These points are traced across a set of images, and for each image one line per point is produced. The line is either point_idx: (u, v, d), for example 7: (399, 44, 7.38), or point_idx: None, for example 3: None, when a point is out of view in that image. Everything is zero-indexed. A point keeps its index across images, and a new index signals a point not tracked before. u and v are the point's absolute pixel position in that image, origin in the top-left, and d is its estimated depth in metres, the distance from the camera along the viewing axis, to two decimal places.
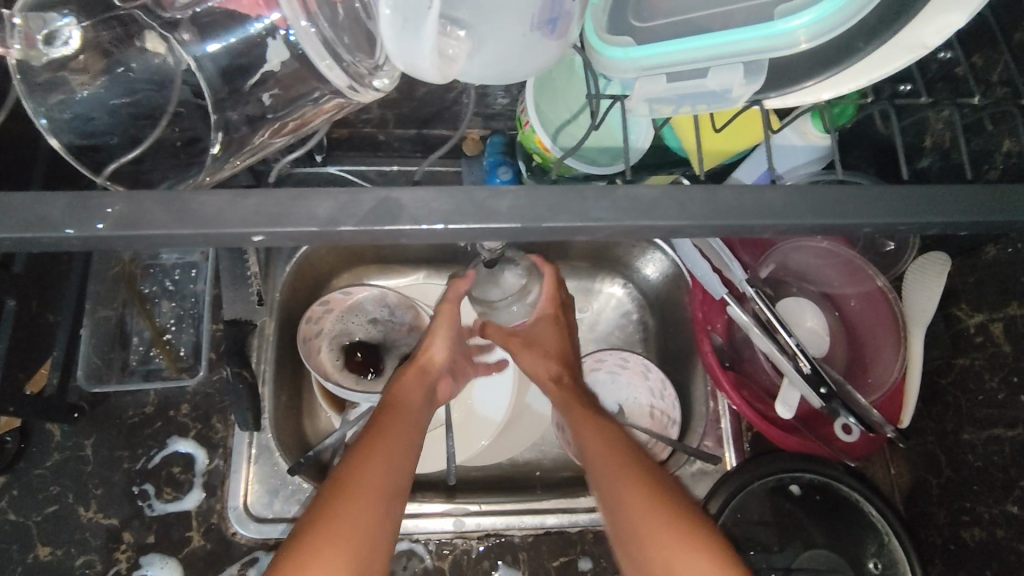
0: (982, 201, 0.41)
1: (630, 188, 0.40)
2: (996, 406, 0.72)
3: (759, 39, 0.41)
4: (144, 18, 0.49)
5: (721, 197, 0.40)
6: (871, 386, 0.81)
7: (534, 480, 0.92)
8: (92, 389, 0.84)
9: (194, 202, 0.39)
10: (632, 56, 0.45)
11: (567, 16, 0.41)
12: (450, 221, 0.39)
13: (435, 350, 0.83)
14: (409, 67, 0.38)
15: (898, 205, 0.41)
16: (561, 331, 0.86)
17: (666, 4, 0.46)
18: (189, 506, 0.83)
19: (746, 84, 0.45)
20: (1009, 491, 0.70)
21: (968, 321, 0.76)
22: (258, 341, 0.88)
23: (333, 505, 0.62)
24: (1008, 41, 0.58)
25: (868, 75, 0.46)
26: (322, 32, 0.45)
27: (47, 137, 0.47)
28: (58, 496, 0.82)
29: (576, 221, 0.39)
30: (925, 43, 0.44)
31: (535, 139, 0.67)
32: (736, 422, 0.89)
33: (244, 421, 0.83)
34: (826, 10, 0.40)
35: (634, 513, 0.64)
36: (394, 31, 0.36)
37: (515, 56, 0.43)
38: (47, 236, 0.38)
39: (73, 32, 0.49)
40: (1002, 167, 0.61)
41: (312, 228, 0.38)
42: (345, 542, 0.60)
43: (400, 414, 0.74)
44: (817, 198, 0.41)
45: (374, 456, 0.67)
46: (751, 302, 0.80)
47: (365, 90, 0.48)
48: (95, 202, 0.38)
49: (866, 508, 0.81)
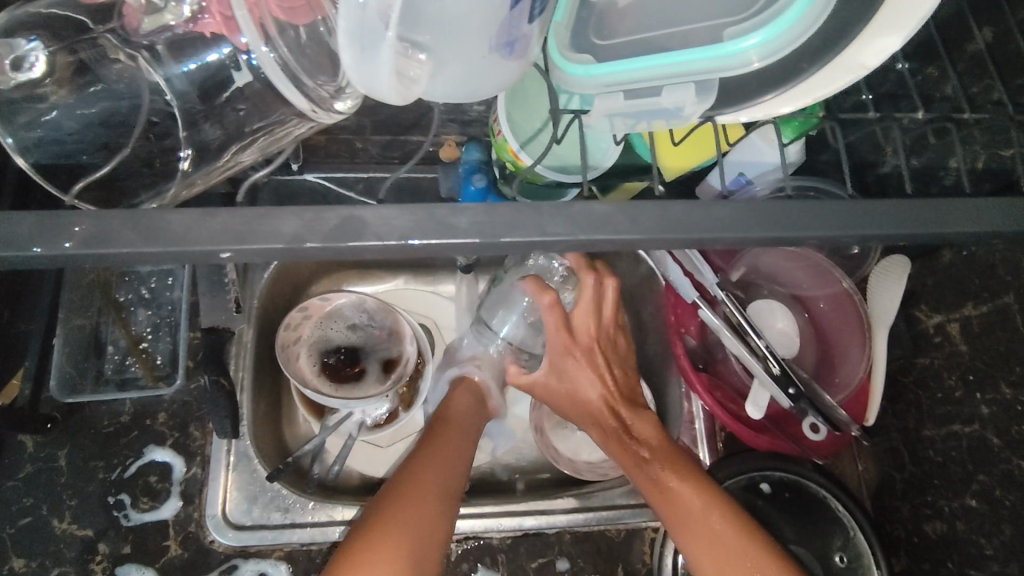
0: (922, 212, 0.44)
1: (585, 204, 0.41)
2: (954, 403, 0.75)
3: (710, 60, 0.44)
4: (113, 41, 0.49)
5: (672, 212, 0.42)
6: (838, 386, 0.84)
7: (513, 482, 0.94)
8: (65, 399, 0.84)
9: (160, 221, 0.39)
10: (593, 74, 0.47)
11: (524, 39, 0.42)
12: (412, 236, 0.40)
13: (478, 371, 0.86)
14: (366, 88, 0.39)
15: (842, 217, 0.43)
16: (582, 362, 0.73)
17: (622, 23, 0.48)
18: (167, 515, 0.83)
19: (698, 102, 0.46)
20: (968, 484, 0.73)
21: (927, 321, 0.80)
22: (236, 349, 0.88)
23: (397, 501, 0.66)
24: (957, 56, 0.61)
25: (815, 92, 0.47)
26: (282, 57, 0.44)
27: (14, 158, 0.47)
28: (31, 508, 0.81)
29: (533, 237, 0.40)
30: (863, 64, 0.45)
31: (507, 150, 0.68)
32: (709, 423, 0.92)
33: (223, 429, 0.82)
34: (774, 32, 0.42)
35: (685, 514, 0.67)
36: (355, 58, 0.37)
37: (478, 75, 0.44)
38: (16, 254, 0.39)
39: (40, 53, 0.47)
40: (954, 174, 0.64)
41: (279, 244, 0.39)
42: (406, 535, 0.63)
43: (447, 428, 0.77)
44: (764, 212, 0.42)
45: (432, 464, 0.71)
46: (722, 306, 0.82)
47: (327, 113, 0.48)
48: (69, 221, 0.39)
49: (834, 505, 0.84)
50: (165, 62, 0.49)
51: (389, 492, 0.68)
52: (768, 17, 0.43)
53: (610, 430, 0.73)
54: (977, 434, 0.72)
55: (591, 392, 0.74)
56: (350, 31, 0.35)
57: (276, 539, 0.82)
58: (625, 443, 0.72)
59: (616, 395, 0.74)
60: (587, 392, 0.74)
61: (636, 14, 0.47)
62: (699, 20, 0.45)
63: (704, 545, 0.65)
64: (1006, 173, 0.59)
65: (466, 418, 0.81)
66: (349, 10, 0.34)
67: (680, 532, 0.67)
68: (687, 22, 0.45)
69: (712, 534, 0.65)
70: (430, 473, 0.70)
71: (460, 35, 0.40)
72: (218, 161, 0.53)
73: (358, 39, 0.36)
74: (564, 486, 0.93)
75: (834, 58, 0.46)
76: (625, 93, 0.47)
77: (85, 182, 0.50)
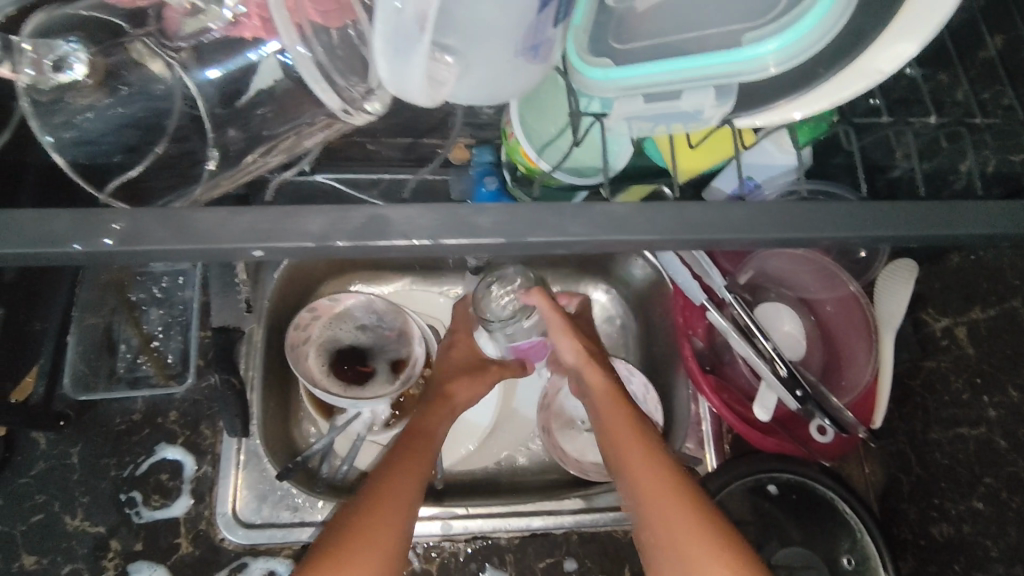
0: (936, 216, 0.44)
1: (606, 205, 0.42)
2: (961, 406, 0.75)
3: (727, 64, 0.44)
4: (152, 45, 0.50)
5: (689, 213, 0.42)
6: (845, 389, 0.84)
7: (522, 483, 0.94)
8: (79, 397, 0.85)
9: (190, 219, 0.40)
10: (612, 77, 0.47)
11: (548, 42, 0.43)
12: (436, 237, 0.41)
13: (460, 390, 0.85)
14: (397, 89, 0.40)
15: (856, 220, 0.43)
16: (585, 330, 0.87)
17: (644, 27, 0.48)
18: (177, 512, 0.83)
19: (718, 105, 0.48)
20: (974, 487, 0.73)
21: (934, 324, 0.80)
22: (246, 348, 0.89)
23: (372, 505, 0.67)
24: (968, 62, 0.61)
25: (829, 96, 0.48)
26: (318, 58, 0.44)
27: (51, 155, 0.47)
28: (44, 505, 0.82)
29: (554, 237, 0.41)
30: (879, 69, 0.46)
31: (520, 151, 0.69)
32: (717, 425, 0.93)
33: (233, 427, 0.83)
34: (791, 39, 0.43)
35: (650, 498, 0.67)
36: (388, 61, 0.37)
37: (503, 79, 0.45)
38: (53, 251, 0.39)
39: (80, 56, 0.49)
40: (965, 177, 0.64)
41: (307, 243, 0.40)
42: (382, 540, 0.64)
43: (419, 435, 0.77)
44: (780, 214, 0.43)
45: (410, 465, 0.72)
46: (730, 308, 0.83)
47: (358, 113, 0.48)
48: (101, 219, 0.40)
49: (841, 508, 0.84)
50: (192, 67, 0.51)
51: (367, 497, 0.67)
52: (788, 22, 0.43)
53: (601, 397, 0.77)
54: (984, 437, 0.72)
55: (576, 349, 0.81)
56: (385, 35, 0.36)
57: (285, 538, 0.83)
58: (614, 428, 0.74)
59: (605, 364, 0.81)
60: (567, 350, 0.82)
61: (656, 18, 0.48)
62: (719, 25, 0.46)
63: (668, 516, 0.65)
64: (1016, 177, 0.59)
65: (438, 431, 0.80)
66: (385, 15, 0.35)
67: (645, 503, 0.67)
68: (708, 26, 0.46)
69: (672, 518, 0.65)
70: (404, 476, 0.70)
71: (487, 39, 0.41)
72: (242, 162, 0.54)
73: (392, 43, 0.36)
74: (572, 486, 0.93)
75: (852, 62, 0.46)
76: (645, 96, 0.49)
77: (119, 181, 0.50)
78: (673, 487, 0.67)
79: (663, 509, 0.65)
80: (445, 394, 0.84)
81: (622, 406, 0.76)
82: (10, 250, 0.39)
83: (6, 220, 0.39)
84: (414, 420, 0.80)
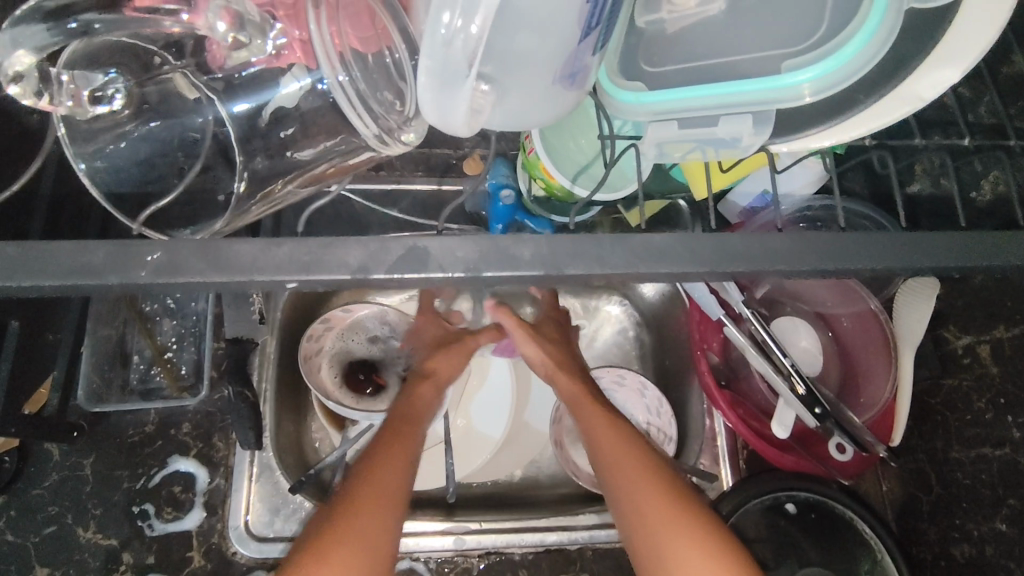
0: (976, 245, 0.43)
1: (645, 236, 0.41)
2: (983, 426, 0.74)
3: (766, 90, 0.44)
4: (189, 78, 0.48)
5: (730, 243, 0.42)
6: (864, 406, 0.83)
7: (535, 496, 0.93)
8: (92, 409, 0.83)
9: (228, 250, 0.39)
10: (643, 101, 0.47)
11: (585, 70, 0.43)
12: (472, 269, 0.40)
13: (440, 365, 0.84)
14: (440, 121, 0.39)
15: (897, 249, 0.43)
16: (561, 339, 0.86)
17: (675, 52, 0.49)
18: (190, 525, 0.83)
19: (755, 132, 0.49)
20: (997, 509, 0.72)
21: (956, 342, 0.79)
22: (259, 359, 0.88)
23: (368, 477, 0.64)
24: (994, 78, 0.61)
25: (867, 125, 0.48)
26: (355, 86, 0.45)
27: (86, 186, 0.48)
28: (56, 517, 0.82)
29: (593, 269, 0.41)
30: (920, 96, 0.46)
31: (540, 167, 0.68)
32: (732, 441, 0.91)
33: (247, 439, 0.82)
34: (828, 68, 0.43)
35: (652, 523, 0.63)
36: (432, 93, 0.37)
37: (539, 107, 0.44)
38: (90, 284, 0.39)
39: (119, 86, 0.46)
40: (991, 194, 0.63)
41: (345, 275, 0.40)
42: (380, 515, 0.62)
43: (411, 416, 0.75)
44: (820, 245, 0.42)
45: (389, 462, 0.66)
46: (748, 323, 0.81)
47: (394, 143, 0.47)
48: (138, 251, 0.39)
49: (859, 525, 0.82)
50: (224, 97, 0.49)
51: (360, 469, 0.66)
52: (828, 50, 0.43)
53: (586, 408, 0.76)
54: (1008, 457, 0.71)
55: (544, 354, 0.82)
56: (432, 70, 0.35)
57: None
58: (605, 445, 0.71)
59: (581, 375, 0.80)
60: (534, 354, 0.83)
61: (684, 44, 0.48)
62: (755, 49, 0.46)
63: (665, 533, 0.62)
64: None
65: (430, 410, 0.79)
66: (432, 50, 0.34)
67: (641, 519, 0.64)
68: (743, 52, 0.46)
69: (681, 542, 0.61)
70: (390, 474, 0.65)
71: (526, 68, 0.41)
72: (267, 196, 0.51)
73: (439, 76, 0.36)
74: (585, 500, 0.92)
75: (889, 90, 0.47)
76: (679, 121, 0.50)
77: (150, 212, 0.50)
78: (680, 510, 0.63)
79: (670, 533, 0.62)
80: (431, 372, 0.83)
81: (612, 420, 0.73)
82: (44, 282, 0.38)
83: (45, 250, 0.39)
84: (403, 403, 0.78)
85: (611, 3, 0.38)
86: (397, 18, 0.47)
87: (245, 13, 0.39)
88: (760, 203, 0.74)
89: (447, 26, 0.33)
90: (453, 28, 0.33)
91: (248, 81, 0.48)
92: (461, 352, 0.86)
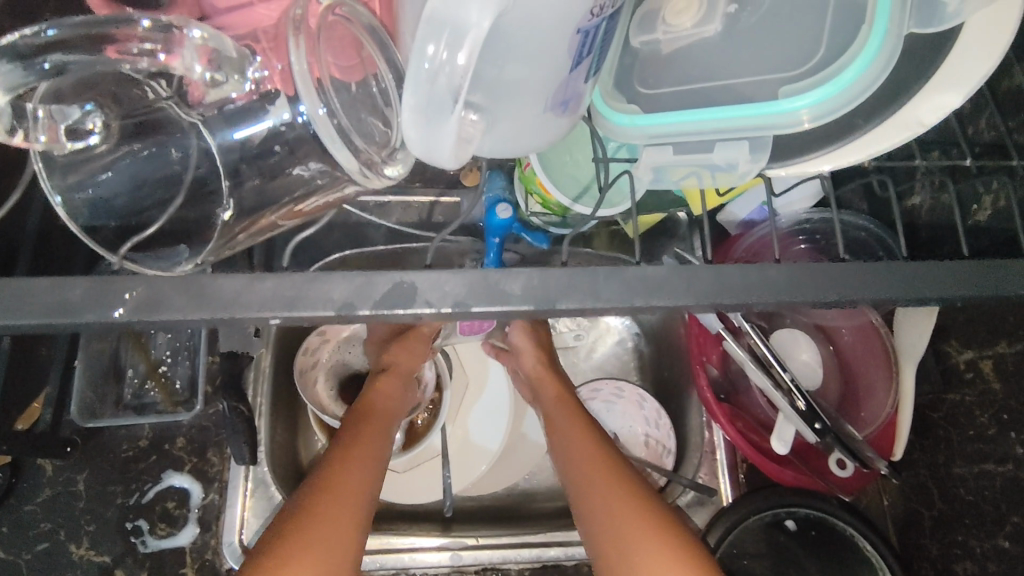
0: (974, 274, 0.43)
1: (639, 268, 0.41)
2: (986, 442, 0.73)
3: (763, 115, 0.44)
4: (176, 111, 0.48)
5: (726, 276, 0.42)
6: (863, 421, 0.83)
7: (532, 510, 0.92)
8: (86, 424, 0.81)
9: (213, 285, 0.39)
10: (638, 124, 0.47)
11: (578, 96, 0.43)
12: (462, 303, 0.40)
13: (400, 356, 0.84)
14: (425, 154, 0.37)
15: (894, 278, 0.42)
16: (543, 350, 0.87)
17: (671, 74, 0.49)
18: (184, 541, 0.82)
19: (753, 159, 0.49)
20: (1001, 525, 0.71)
21: (958, 357, 0.77)
22: (253, 374, 0.87)
23: (330, 474, 0.65)
24: (995, 92, 0.59)
25: (868, 150, 0.48)
26: (338, 117, 0.44)
27: (61, 217, 0.45)
28: (48, 533, 0.81)
29: (587, 302, 0.40)
30: (920, 120, 0.45)
31: (536, 180, 0.66)
32: (731, 455, 0.90)
33: (241, 454, 0.81)
34: (827, 94, 0.43)
35: (625, 538, 0.64)
36: (417, 124, 0.35)
37: (531, 134, 0.44)
38: (71, 321, 0.38)
39: (96, 120, 0.45)
40: (991, 209, 0.62)
41: (330, 310, 0.40)
42: (343, 513, 0.62)
43: (375, 412, 0.76)
44: (817, 274, 0.42)
45: (353, 462, 0.67)
46: (746, 337, 0.79)
47: (377, 178, 0.46)
48: (118, 287, 0.39)
49: (860, 542, 0.81)
50: (217, 128, 0.48)
51: (324, 468, 0.66)
52: (826, 76, 0.43)
53: (565, 422, 0.77)
54: (1012, 474, 0.70)
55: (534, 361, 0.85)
56: (416, 106, 0.34)
57: None
58: (580, 459, 0.72)
59: (564, 388, 0.83)
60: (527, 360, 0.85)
61: (681, 66, 0.49)
62: (750, 74, 0.46)
63: (637, 549, 0.62)
64: None
65: (392, 404, 0.79)
66: (416, 84, 0.34)
67: (612, 533, 0.65)
68: (739, 76, 0.46)
69: (660, 559, 0.61)
70: (355, 475, 0.66)
71: (518, 96, 0.40)
72: (256, 222, 0.51)
73: (424, 111, 0.35)
74: None
75: (889, 115, 0.46)
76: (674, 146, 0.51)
77: (132, 244, 0.47)
78: (654, 524, 0.64)
79: (645, 548, 0.62)
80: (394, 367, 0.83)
81: (589, 435, 0.75)
82: (27, 320, 0.38)
83: (28, 286, 0.38)
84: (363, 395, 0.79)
85: (603, 32, 0.38)
86: (382, 46, 0.47)
87: (224, 52, 0.40)
88: (760, 214, 0.74)
89: (433, 57, 0.32)
90: (438, 59, 0.32)
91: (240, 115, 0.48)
92: (416, 340, 0.86)
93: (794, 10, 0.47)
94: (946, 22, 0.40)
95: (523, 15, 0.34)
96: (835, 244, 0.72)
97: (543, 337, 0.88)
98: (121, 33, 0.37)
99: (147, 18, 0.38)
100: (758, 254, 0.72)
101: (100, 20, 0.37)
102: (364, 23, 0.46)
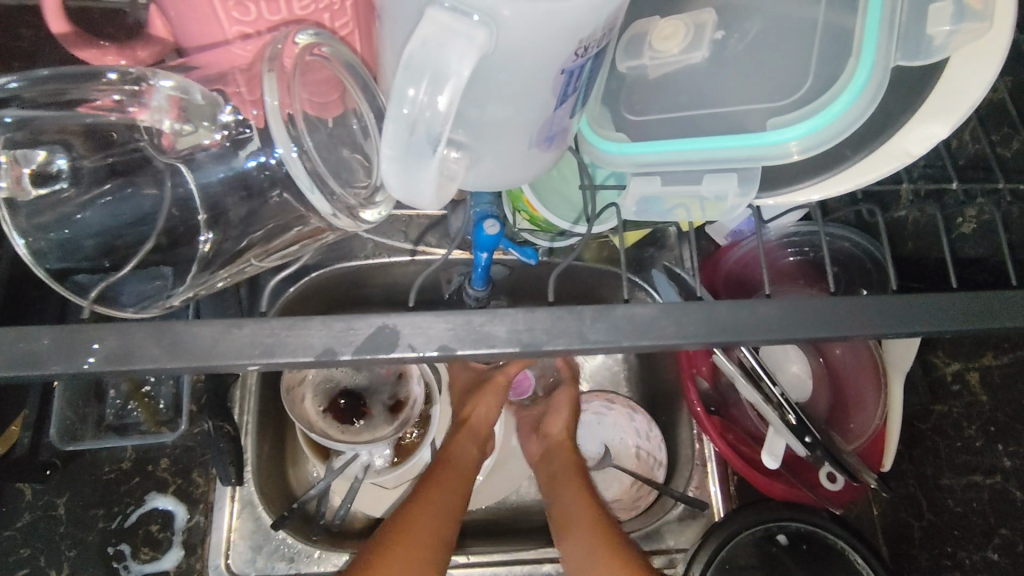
0: (963, 307, 0.43)
1: (627, 308, 0.41)
2: (974, 453, 0.73)
3: (751, 148, 0.45)
4: (150, 152, 0.46)
5: (716, 316, 0.42)
6: (852, 432, 0.82)
7: (523, 525, 0.90)
8: (65, 447, 0.78)
9: (185, 334, 0.39)
10: (626, 152, 0.48)
11: (564, 132, 0.42)
12: (445, 347, 0.39)
13: (479, 409, 0.86)
14: (407, 197, 0.36)
15: (883, 313, 0.43)
16: (568, 414, 0.88)
17: (657, 102, 0.49)
18: (168, 566, 0.81)
19: (741, 194, 0.49)
20: (989, 538, 0.71)
21: (944, 368, 0.78)
22: (240, 392, 0.86)
23: (403, 520, 0.73)
24: (976, 107, 0.60)
25: (856, 180, 0.48)
26: (310, 160, 0.43)
27: (32, 268, 0.44)
28: (28, 559, 0.79)
29: (573, 344, 0.40)
30: (909, 152, 0.46)
31: (523, 199, 0.65)
32: (722, 466, 0.89)
33: (227, 475, 0.79)
34: (816, 127, 0.43)
35: None
36: (396, 164, 0.34)
37: (515, 167, 0.43)
38: (35, 374, 0.38)
39: (62, 161, 0.45)
40: (974, 223, 0.62)
41: (308, 357, 0.39)
42: (412, 554, 0.70)
43: (451, 465, 0.80)
44: (808, 311, 0.42)
45: (423, 508, 0.74)
46: (736, 351, 0.79)
47: (354, 221, 0.45)
48: (87, 336, 0.38)
49: (852, 556, 0.80)
50: (203, 166, 0.47)
51: (399, 518, 0.73)
52: (816, 107, 0.43)
53: (575, 479, 0.81)
54: (998, 486, 0.70)
55: (556, 422, 0.88)
56: (395, 146, 0.33)
57: None
58: (585, 522, 0.76)
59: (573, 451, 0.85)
60: (553, 422, 0.88)
61: (666, 94, 0.49)
62: (736, 104, 0.46)
63: None
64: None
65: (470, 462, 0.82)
66: (397, 127, 0.33)
67: None
68: (725, 106, 0.47)
69: None
70: (423, 523, 0.73)
71: (503, 133, 0.40)
72: (232, 259, 0.50)
73: (403, 152, 0.34)
74: None
75: (878, 147, 0.47)
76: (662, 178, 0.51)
77: (103, 285, 0.47)
78: None
79: None
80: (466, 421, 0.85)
81: (591, 501, 0.78)
82: None
83: None
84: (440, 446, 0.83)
85: (588, 71, 0.37)
86: (366, 91, 0.45)
87: (192, 101, 0.44)
88: (750, 225, 0.73)
89: (413, 100, 0.32)
90: (418, 102, 0.32)
91: (216, 162, 0.47)
92: (490, 392, 0.86)
93: (780, 38, 0.47)
94: (933, 56, 0.39)
95: (508, 58, 0.34)
96: (823, 258, 0.72)
97: (570, 390, 0.89)
98: (91, 90, 0.42)
99: (113, 71, 0.42)
100: (747, 265, 0.73)
101: (72, 75, 0.42)
102: (343, 62, 0.44)
